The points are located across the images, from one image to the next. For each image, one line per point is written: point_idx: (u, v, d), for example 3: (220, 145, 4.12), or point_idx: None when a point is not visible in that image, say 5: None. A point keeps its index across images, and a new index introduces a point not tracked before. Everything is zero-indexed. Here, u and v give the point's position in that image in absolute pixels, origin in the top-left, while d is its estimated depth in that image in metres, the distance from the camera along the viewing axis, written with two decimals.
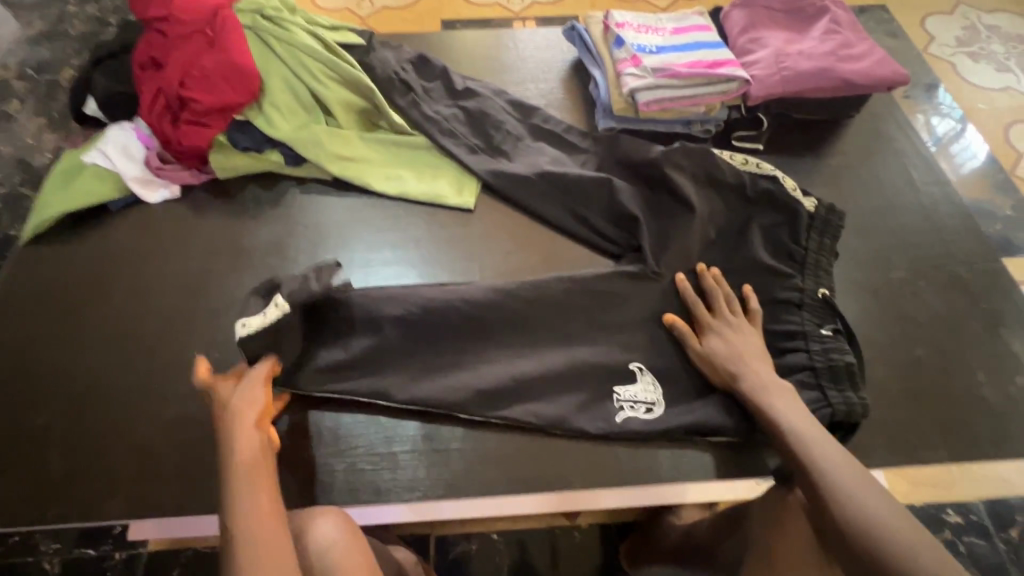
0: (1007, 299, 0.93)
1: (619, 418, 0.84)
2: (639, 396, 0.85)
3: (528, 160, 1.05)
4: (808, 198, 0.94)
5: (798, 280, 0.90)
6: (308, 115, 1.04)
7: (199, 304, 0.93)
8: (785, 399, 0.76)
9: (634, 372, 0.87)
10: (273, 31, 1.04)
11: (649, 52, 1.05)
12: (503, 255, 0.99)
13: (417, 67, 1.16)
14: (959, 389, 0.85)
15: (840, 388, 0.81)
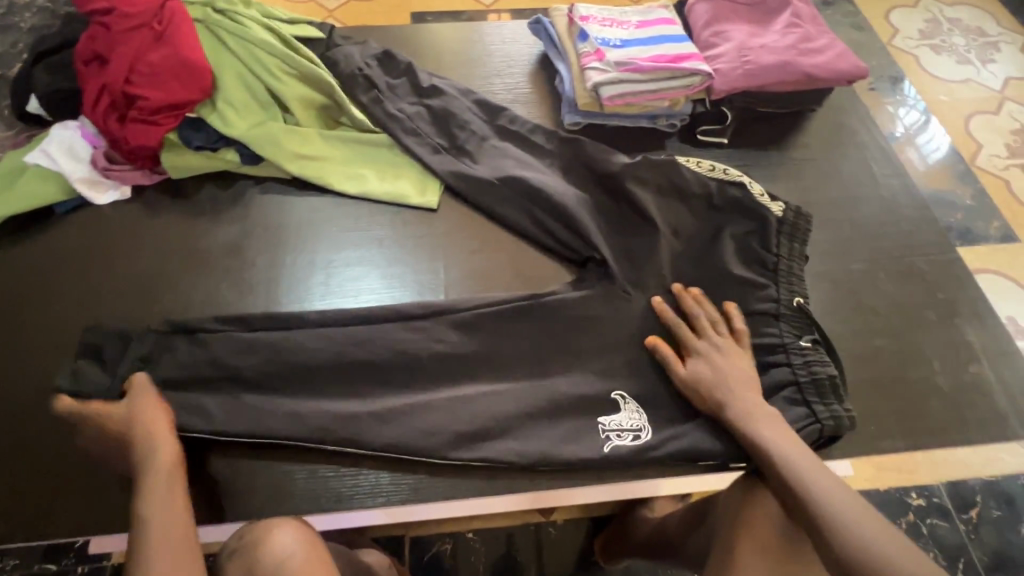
0: (962, 289, 0.95)
1: (607, 448, 0.81)
2: (625, 423, 0.83)
3: (492, 164, 1.01)
4: (776, 202, 0.94)
5: (773, 291, 0.89)
6: (264, 112, 1.01)
7: (153, 310, 0.90)
8: (771, 424, 0.76)
9: (617, 401, 0.85)
10: (226, 26, 1.00)
11: (613, 46, 1.04)
12: (469, 255, 0.97)
13: (381, 63, 1.11)
14: (916, 378, 0.87)
15: (825, 402, 0.81)
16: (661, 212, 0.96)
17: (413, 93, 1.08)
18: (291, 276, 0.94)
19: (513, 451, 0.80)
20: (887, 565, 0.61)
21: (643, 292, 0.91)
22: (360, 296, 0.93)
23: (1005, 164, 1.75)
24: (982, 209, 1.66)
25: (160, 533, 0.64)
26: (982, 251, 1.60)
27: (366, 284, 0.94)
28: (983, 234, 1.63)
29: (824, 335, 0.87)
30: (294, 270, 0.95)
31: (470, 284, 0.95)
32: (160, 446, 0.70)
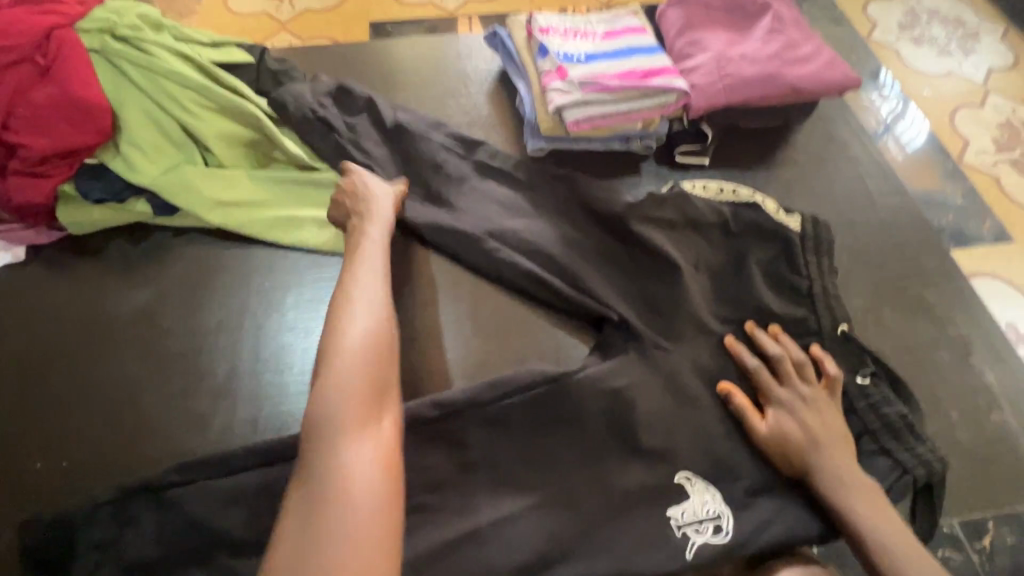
0: (975, 323, 0.86)
1: (690, 552, 0.65)
2: (700, 513, 0.68)
3: (480, 216, 0.88)
4: (790, 215, 0.84)
5: (814, 321, 0.79)
6: (179, 153, 0.87)
7: (48, 393, 0.76)
8: (875, 506, 0.63)
9: (683, 485, 0.69)
10: (127, 54, 0.86)
11: (577, 62, 0.93)
12: (421, 311, 0.85)
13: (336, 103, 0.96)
14: (935, 432, 0.77)
15: (905, 444, 0.70)
16: (678, 251, 0.83)
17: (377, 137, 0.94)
18: (232, 347, 0.81)
19: (479, 550, 0.65)
20: None
21: (645, 339, 0.77)
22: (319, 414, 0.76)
23: (993, 160, 1.67)
24: (973, 209, 1.57)
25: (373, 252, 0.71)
26: (976, 254, 1.52)
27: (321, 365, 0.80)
28: (976, 234, 1.54)
29: (882, 364, 0.77)
30: (239, 362, 0.80)
31: (471, 374, 0.81)
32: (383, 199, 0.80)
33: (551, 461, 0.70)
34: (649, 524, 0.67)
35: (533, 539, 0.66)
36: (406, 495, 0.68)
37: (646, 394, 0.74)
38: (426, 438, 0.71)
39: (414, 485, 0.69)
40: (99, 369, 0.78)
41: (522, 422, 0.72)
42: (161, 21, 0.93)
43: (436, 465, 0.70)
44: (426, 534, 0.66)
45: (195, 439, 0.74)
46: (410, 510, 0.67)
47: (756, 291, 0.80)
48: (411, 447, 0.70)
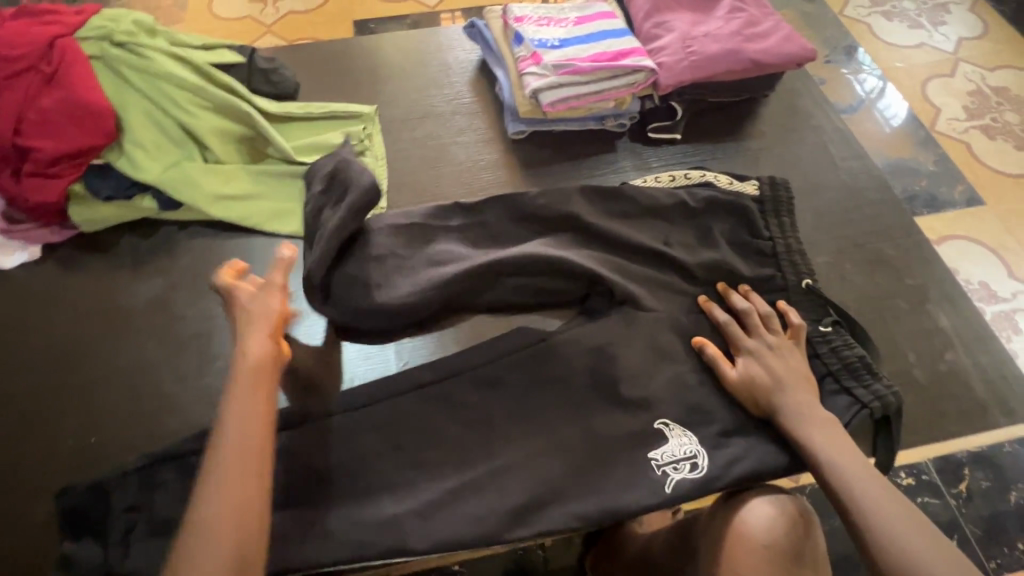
0: (932, 274, 0.92)
1: (669, 487, 0.72)
2: (678, 454, 0.74)
3: (443, 263, 0.86)
4: (747, 180, 0.92)
5: (780, 278, 0.86)
6: (179, 151, 0.93)
7: (72, 378, 0.82)
8: (831, 435, 0.70)
9: (662, 430, 0.76)
10: (126, 59, 0.91)
11: (550, 47, 0.99)
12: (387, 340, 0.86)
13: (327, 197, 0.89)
14: (893, 373, 0.83)
15: (864, 382, 0.76)
16: (651, 220, 0.89)
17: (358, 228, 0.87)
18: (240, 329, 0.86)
19: (477, 495, 0.72)
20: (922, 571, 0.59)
21: (624, 301, 0.83)
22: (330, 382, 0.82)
23: (964, 127, 1.73)
24: (945, 175, 1.63)
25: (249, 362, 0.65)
26: (949, 217, 1.58)
27: (323, 339, 0.85)
28: (949, 198, 1.60)
29: (843, 313, 0.83)
30: None
31: (463, 345, 0.86)
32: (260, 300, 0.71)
33: (540, 414, 0.77)
34: (632, 466, 0.73)
35: (526, 484, 0.72)
36: (409, 451, 0.74)
37: (626, 351, 0.80)
38: (425, 400, 0.77)
39: (415, 442, 0.75)
40: (118, 354, 0.84)
41: (512, 381, 0.78)
42: (156, 26, 0.98)
43: (434, 423, 0.76)
44: (428, 485, 0.72)
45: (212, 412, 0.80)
46: (411, 465, 0.74)
47: (724, 252, 0.87)
48: (411, 408, 0.76)
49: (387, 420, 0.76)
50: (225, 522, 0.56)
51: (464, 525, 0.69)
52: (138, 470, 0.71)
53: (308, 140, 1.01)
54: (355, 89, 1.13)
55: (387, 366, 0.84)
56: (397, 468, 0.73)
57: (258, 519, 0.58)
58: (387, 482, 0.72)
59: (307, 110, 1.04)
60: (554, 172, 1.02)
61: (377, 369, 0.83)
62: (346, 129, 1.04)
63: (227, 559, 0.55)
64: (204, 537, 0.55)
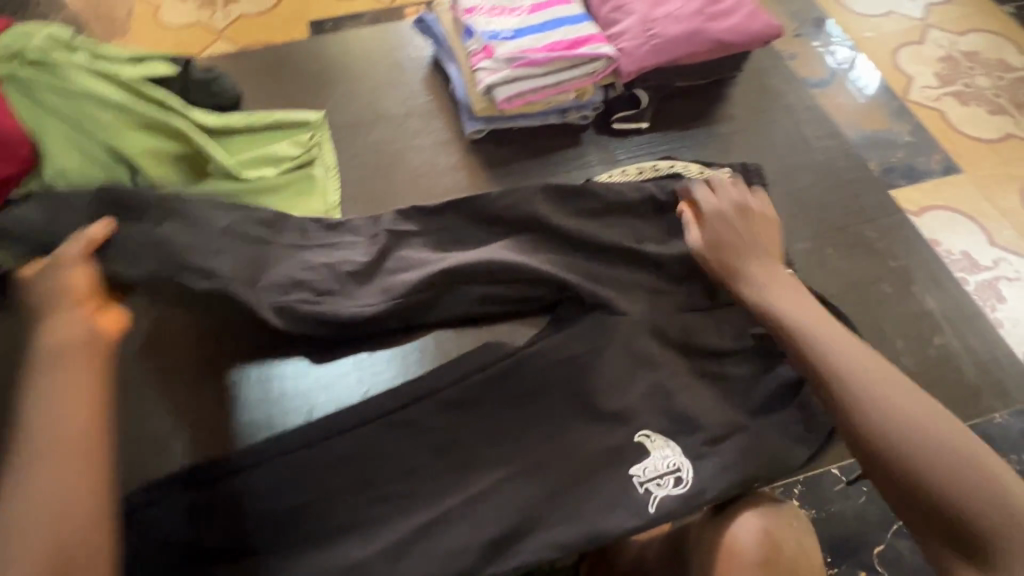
0: (914, 254, 0.89)
1: (653, 506, 0.68)
2: (661, 468, 0.70)
3: (408, 269, 0.80)
4: (717, 168, 0.88)
5: None
6: (107, 176, 0.86)
7: None
8: (793, 296, 0.68)
9: (644, 443, 0.71)
10: (39, 79, 0.84)
11: (504, 39, 0.92)
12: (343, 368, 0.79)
13: (197, 224, 0.77)
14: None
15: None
16: (620, 218, 0.84)
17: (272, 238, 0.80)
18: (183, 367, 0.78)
19: (452, 532, 0.66)
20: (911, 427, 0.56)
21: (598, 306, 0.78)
22: (289, 416, 0.76)
23: (937, 94, 1.70)
24: (921, 144, 1.60)
25: (52, 400, 0.53)
26: (927, 188, 1.55)
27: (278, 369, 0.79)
28: (926, 168, 1.57)
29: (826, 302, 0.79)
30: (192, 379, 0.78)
31: (430, 363, 0.80)
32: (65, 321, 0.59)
33: (515, 435, 0.72)
34: (615, 484, 0.69)
35: (503, 512, 0.67)
36: (374, 486, 0.69)
37: (602, 359, 0.75)
38: (390, 431, 0.71)
39: (381, 476, 0.70)
40: None
41: (483, 401, 0.73)
42: (72, 40, 0.90)
43: (399, 453, 0.71)
44: (396, 524, 0.67)
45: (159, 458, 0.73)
46: (377, 503, 0.68)
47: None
48: (375, 438, 0.71)
49: (348, 455, 0.70)
50: (51, 510, 0.49)
51: (438, 563, 0.65)
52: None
53: (252, 153, 0.94)
54: (302, 95, 1.06)
55: (350, 395, 0.78)
56: (362, 506, 0.68)
57: (92, 511, 0.50)
58: (352, 522, 0.67)
59: (249, 121, 0.97)
60: (517, 171, 0.96)
61: (338, 400, 0.78)
62: (293, 139, 0.97)
63: (48, 548, 0.47)
64: (18, 537, 0.47)
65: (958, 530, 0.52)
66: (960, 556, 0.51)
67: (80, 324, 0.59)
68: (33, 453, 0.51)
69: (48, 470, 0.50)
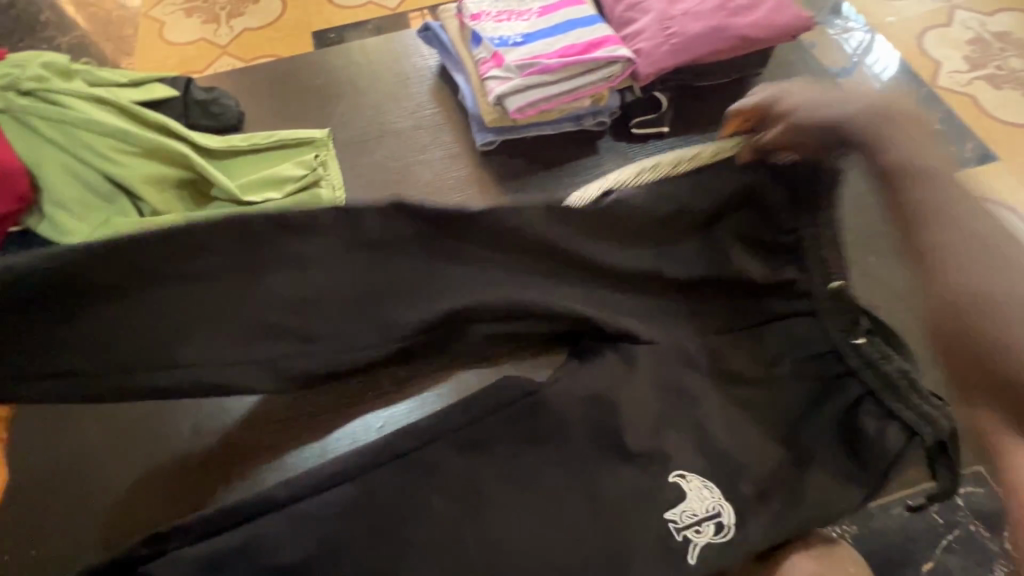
0: None
1: (693, 556, 0.64)
2: (699, 513, 0.66)
3: (411, 297, 0.70)
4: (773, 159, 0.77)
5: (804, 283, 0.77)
6: (109, 206, 0.83)
7: None
8: (917, 133, 0.67)
9: (680, 484, 0.67)
10: (35, 109, 0.81)
11: (513, 45, 0.88)
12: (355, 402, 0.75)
13: (127, 305, 0.61)
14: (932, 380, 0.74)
15: (910, 402, 0.67)
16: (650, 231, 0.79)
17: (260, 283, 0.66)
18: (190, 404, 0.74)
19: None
20: None
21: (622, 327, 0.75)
22: (298, 455, 0.72)
23: (968, 79, 1.61)
24: (954, 133, 1.52)
25: None
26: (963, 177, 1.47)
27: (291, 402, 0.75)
28: (961, 158, 1.49)
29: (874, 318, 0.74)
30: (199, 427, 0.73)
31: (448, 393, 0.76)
32: None
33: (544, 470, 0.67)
34: (650, 525, 0.65)
35: (533, 561, 0.63)
36: (391, 534, 0.63)
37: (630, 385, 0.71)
38: (403, 472, 0.66)
39: (398, 522, 0.63)
40: (47, 445, 0.71)
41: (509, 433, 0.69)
42: (70, 67, 0.87)
43: (419, 496, 0.65)
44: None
45: (164, 507, 0.68)
46: (397, 551, 0.62)
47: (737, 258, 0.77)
48: (389, 480, 0.65)
49: (359, 500, 0.63)
50: None
51: None
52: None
53: (255, 176, 0.91)
54: (306, 111, 1.02)
55: (366, 432, 0.74)
56: (380, 557, 0.62)
57: None
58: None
59: (251, 142, 0.93)
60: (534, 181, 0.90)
61: (353, 435, 0.73)
62: (297, 159, 0.93)
63: None
64: None
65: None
66: None
67: None
68: None
69: None
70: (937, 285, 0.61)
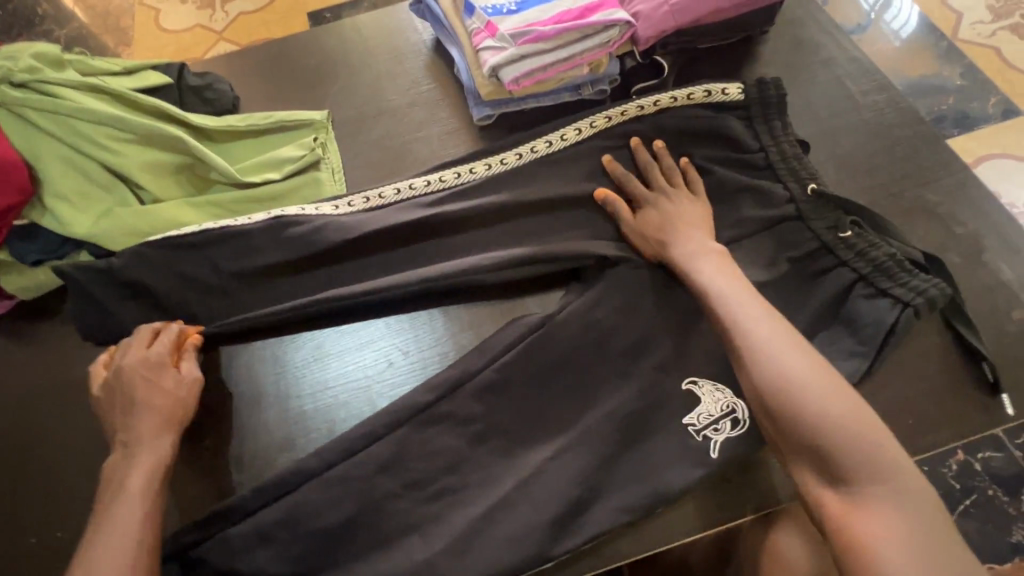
0: (983, 217, 0.81)
1: (716, 451, 0.71)
2: (715, 414, 0.72)
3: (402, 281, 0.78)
4: (733, 84, 0.87)
5: (808, 235, 0.78)
6: (109, 196, 0.83)
7: (32, 467, 0.74)
8: (715, 265, 0.73)
9: (691, 390, 0.74)
10: (28, 101, 0.80)
11: (507, 13, 0.85)
12: (364, 381, 0.78)
13: (194, 282, 0.77)
14: (938, 343, 0.75)
15: (900, 280, 0.72)
16: None
17: (283, 254, 0.79)
18: (212, 384, 0.77)
19: (506, 541, 0.67)
20: (827, 408, 0.60)
21: (621, 263, 0.79)
22: (310, 436, 0.75)
23: (991, 30, 1.53)
24: (974, 88, 1.45)
25: (131, 469, 0.63)
26: (984, 135, 1.41)
27: (312, 378, 0.78)
28: (982, 114, 1.43)
29: (886, 263, 0.73)
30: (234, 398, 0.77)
31: (451, 360, 0.79)
32: (151, 398, 0.67)
33: (553, 432, 0.73)
34: (665, 466, 0.71)
35: (544, 497, 0.69)
36: (417, 489, 0.70)
37: (626, 352, 0.76)
38: (425, 432, 0.72)
39: (428, 473, 0.71)
40: (80, 434, 0.75)
41: (521, 383, 0.75)
42: (62, 57, 0.86)
43: (448, 448, 0.72)
44: (440, 523, 0.69)
45: (200, 480, 0.73)
46: (433, 499, 0.70)
47: (743, 218, 0.80)
48: (415, 437, 0.72)
49: (389, 459, 0.71)
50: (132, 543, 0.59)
51: (492, 569, 0.66)
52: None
53: (254, 159, 0.90)
54: (300, 92, 1.01)
55: (370, 408, 0.76)
56: (403, 513, 0.69)
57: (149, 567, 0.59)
58: (410, 523, 0.69)
59: (248, 122, 0.92)
60: (534, 134, 0.88)
61: (367, 409, 0.77)
62: (295, 141, 0.92)
63: None
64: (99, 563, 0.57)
65: (898, 496, 0.55)
66: (908, 524, 0.53)
67: (159, 414, 0.67)
68: (120, 502, 0.61)
69: (125, 507, 0.61)
70: (755, 353, 0.64)
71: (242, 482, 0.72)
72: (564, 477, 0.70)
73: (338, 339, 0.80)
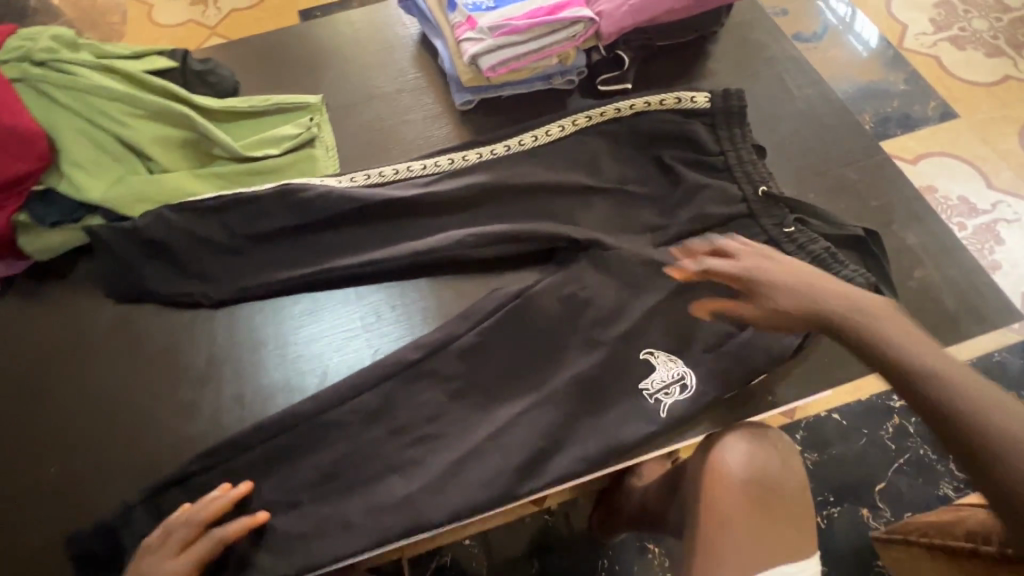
0: (897, 194, 0.94)
1: (665, 412, 0.81)
2: (667, 380, 0.82)
3: (392, 252, 0.88)
4: (700, 93, 0.97)
5: (757, 226, 0.88)
6: (120, 165, 0.91)
7: (51, 407, 0.81)
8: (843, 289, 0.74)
9: (648, 359, 0.83)
10: (50, 79, 0.88)
11: (486, 9, 0.95)
12: (352, 339, 0.86)
13: (201, 242, 0.86)
14: None
15: (833, 270, 0.82)
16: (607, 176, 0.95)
17: (292, 218, 0.88)
18: (214, 334, 0.85)
19: (477, 468, 0.77)
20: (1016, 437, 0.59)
21: (591, 248, 0.88)
22: (303, 383, 0.84)
23: (932, 41, 1.68)
24: (916, 93, 1.60)
25: None
26: (922, 135, 1.56)
27: (305, 337, 0.86)
28: (922, 117, 1.58)
29: (816, 252, 0.84)
30: (235, 350, 0.85)
31: (433, 320, 0.88)
32: None
33: (520, 377, 0.83)
34: (617, 403, 0.81)
35: (511, 430, 0.79)
36: (397, 422, 0.79)
37: (587, 306, 0.86)
38: (408, 376, 0.82)
39: (411, 413, 0.80)
40: (93, 379, 0.83)
41: (495, 333, 0.84)
42: (77, 40, 0.94)
43: (430, 399, 0.81)
44: (419, 453, 0.78)
45: (204, 420, 0.81)
46: (414, 443, 0.79)
47: (691, 191, 0.91)
48: (401, 383, 0.81)
49: (374, 397, 0.80)
50: None
51: (465, 490, 0.76)
52: (141, 502, 0.73)
53: (254, 136, 0.99)
54: (297, 79, 1.10)
55: (360, 360, 0.85)
56: (386, 445, 0.78)
57: None
58: (394, 464, 0.78)
59: (250, 104, 1.00)
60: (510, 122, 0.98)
61: (354, 363, 0.85)
62: (293, 122, 1.01)
63: None
64: None
65: None
66: None
67: None
68: None
69: None
70: (936, 385, 0.64)
71: (241, 420, 0.81)
72: (529, 413, 0.80)
73: (332, 299, 0.89)
